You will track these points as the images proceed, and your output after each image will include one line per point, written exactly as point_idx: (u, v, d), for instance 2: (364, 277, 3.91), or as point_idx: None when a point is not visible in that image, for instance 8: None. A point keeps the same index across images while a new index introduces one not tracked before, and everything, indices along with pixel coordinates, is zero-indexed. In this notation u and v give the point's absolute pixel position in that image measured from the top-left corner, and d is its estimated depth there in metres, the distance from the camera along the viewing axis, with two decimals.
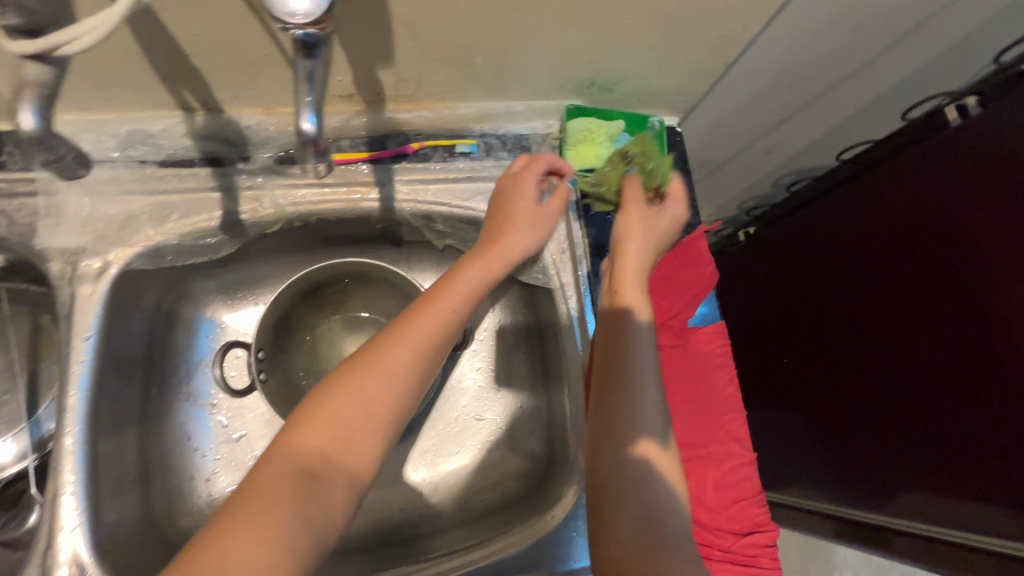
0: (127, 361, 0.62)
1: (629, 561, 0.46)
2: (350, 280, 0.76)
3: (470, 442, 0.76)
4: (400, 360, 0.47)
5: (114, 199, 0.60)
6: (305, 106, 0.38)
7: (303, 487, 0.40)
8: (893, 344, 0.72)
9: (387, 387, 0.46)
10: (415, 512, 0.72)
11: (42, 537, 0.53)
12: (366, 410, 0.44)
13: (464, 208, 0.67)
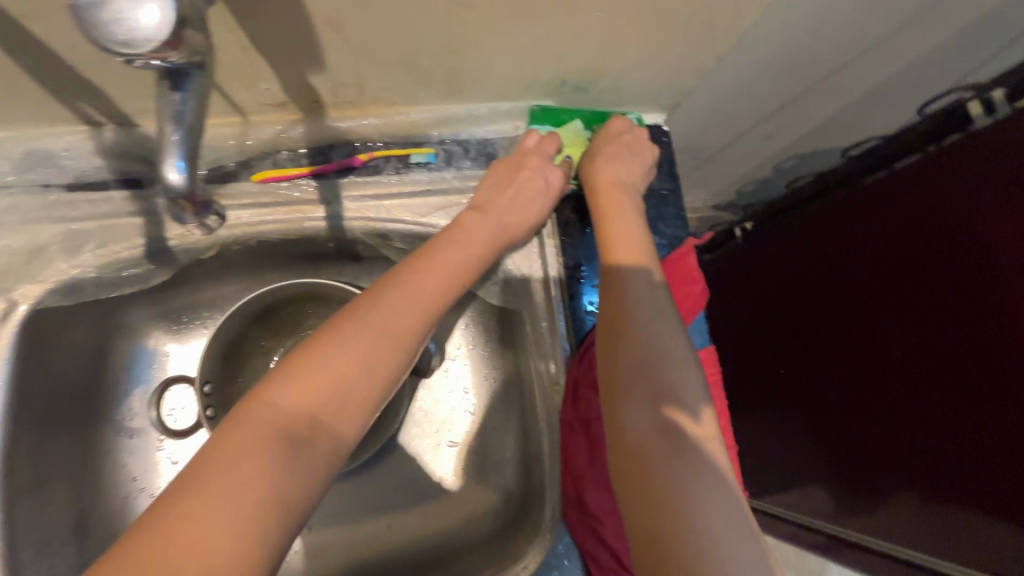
0: (48, 406, 0.56)
1: (654, 528, 0.38)
2: (307, 300, 0.70)
3: (443, 472, 0.71)
4: (397, 323, 0.44)
5: (17, 229, 0.53)
6: (171, 145, 0.32)
7: (287, 448, 0.36)
8: (875, 339, 0.66)
9: (380, 358, 0.42)
10: (383, 551, 0.67)
11: None
12: (362, 369, 0.41)
13: (423, 225, 0.60)
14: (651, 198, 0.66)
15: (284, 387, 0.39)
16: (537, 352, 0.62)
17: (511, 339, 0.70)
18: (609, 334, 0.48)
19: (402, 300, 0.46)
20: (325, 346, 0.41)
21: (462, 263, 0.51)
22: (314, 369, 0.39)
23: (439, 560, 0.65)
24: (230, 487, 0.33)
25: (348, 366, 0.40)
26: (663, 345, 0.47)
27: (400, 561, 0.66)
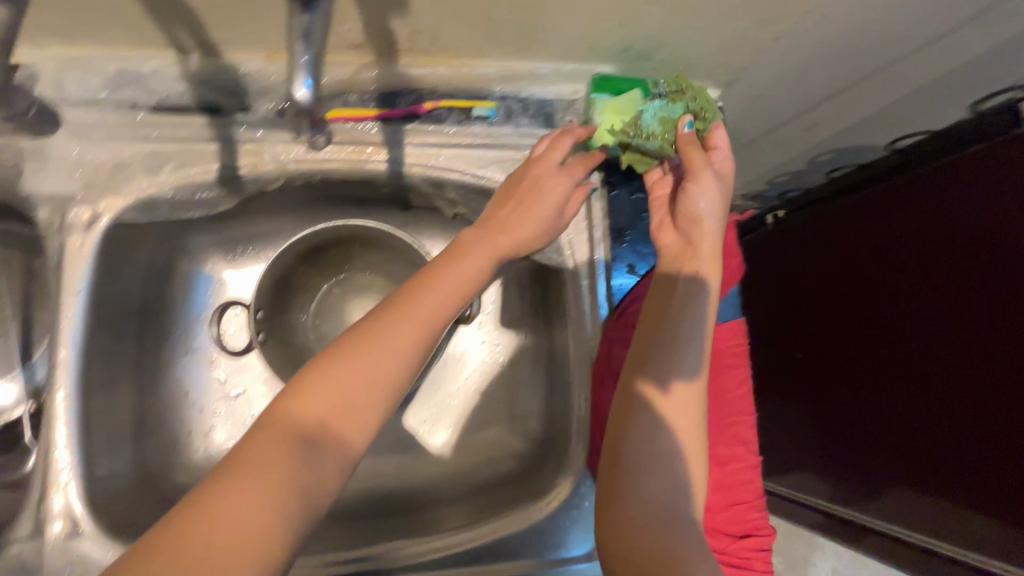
0: (117, 315, 0.60)
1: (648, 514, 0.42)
2: (358, 244, 0.72)
3: (451, 420, 0.75)
4: (406, 335, 0.42)
5: (103, 144, 0.56)
6: (302, 65, 0.39)
7: (303, 453, 0.37)
8: (908, 353, 0.65)
9: (384, 371, 0.40)
10: (407, 481, 0.72)
11: (36, 489, 0.52)
12: (374, 382, 0.39)
13: (477, 175, 0.63)
14: None
15: (292, 405, 0.38)
16: (573, 310, 0.64)
17: (543, 298, 0.72)
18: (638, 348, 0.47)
19: (415, 307, 0.43)
20: (331, 362, 0.39)
21: (477, 264, 0.47)
22: (323, 384, 0.38)
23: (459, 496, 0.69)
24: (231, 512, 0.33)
25: (356, 381, 0.39)
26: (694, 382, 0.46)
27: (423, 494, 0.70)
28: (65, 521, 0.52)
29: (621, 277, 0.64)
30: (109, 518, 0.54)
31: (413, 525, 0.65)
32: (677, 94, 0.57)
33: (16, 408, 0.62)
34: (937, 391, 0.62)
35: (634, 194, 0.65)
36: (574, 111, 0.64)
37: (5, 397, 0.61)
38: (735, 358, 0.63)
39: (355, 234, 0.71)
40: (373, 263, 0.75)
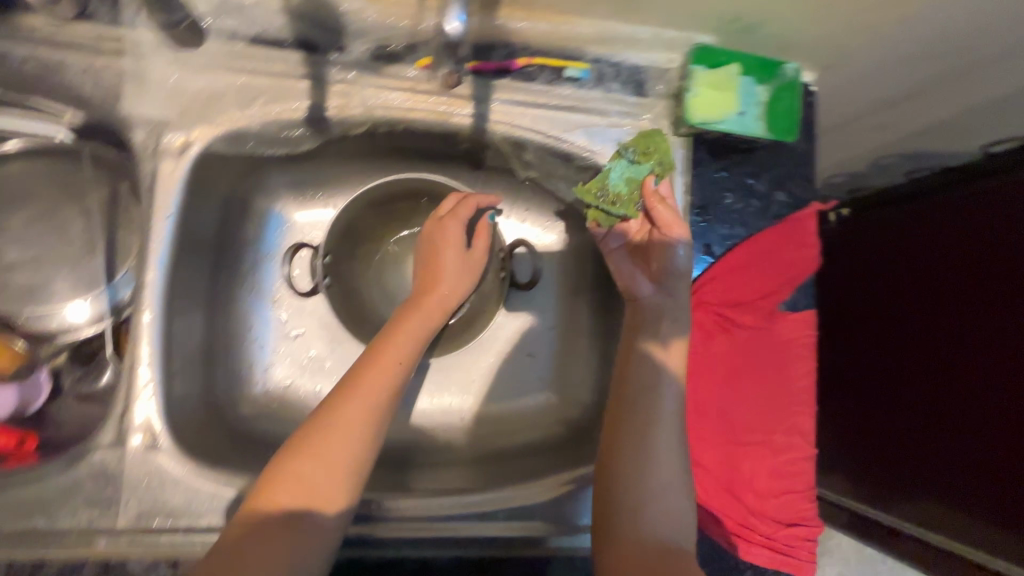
0: (198, 245, 0.61)
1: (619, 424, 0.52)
2: (427, 198, 0.73)
3: (475, 389, 0.74)
4: (354, 420, 0.49)
5: (201, 73, 0.57)
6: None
7: (289, 535, 0.45)
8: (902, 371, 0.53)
9: (339, 458, 0.47)
10: (450, 432, 0.72)
11: (118, 402, 0.54)
12: (332, 468, 0.47)
13: (561, 140, 0.62)
14: (785, 155, 0.65)
15: (278, 487, 0.46)
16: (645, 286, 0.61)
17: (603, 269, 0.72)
18: (619, 426, 0.51)
19: (369, 384, 0.51)
20: (298, 444, 0.48)
21: (411, 336, 0.55)
22: (296, 475, 0.46)
23: (501, 456, 0.69)
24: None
25: (328, 459, 0.47)
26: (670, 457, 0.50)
27: (467, 451, 0.71)
28: (144, 436, 0.54)
29: (696, 259, 0.62)
30: (182, 438, 0.56)
31: (457, 479, 0.65)
32: (642, 155, 0.58)
33: (88, 327, 0.62)
34: (923, 412, 0.50)
35: (717, 173, 0.64)
36: (667, 80, 0.62)
37: (79, 316, 0.62)
38: (804, 349, 0.63)
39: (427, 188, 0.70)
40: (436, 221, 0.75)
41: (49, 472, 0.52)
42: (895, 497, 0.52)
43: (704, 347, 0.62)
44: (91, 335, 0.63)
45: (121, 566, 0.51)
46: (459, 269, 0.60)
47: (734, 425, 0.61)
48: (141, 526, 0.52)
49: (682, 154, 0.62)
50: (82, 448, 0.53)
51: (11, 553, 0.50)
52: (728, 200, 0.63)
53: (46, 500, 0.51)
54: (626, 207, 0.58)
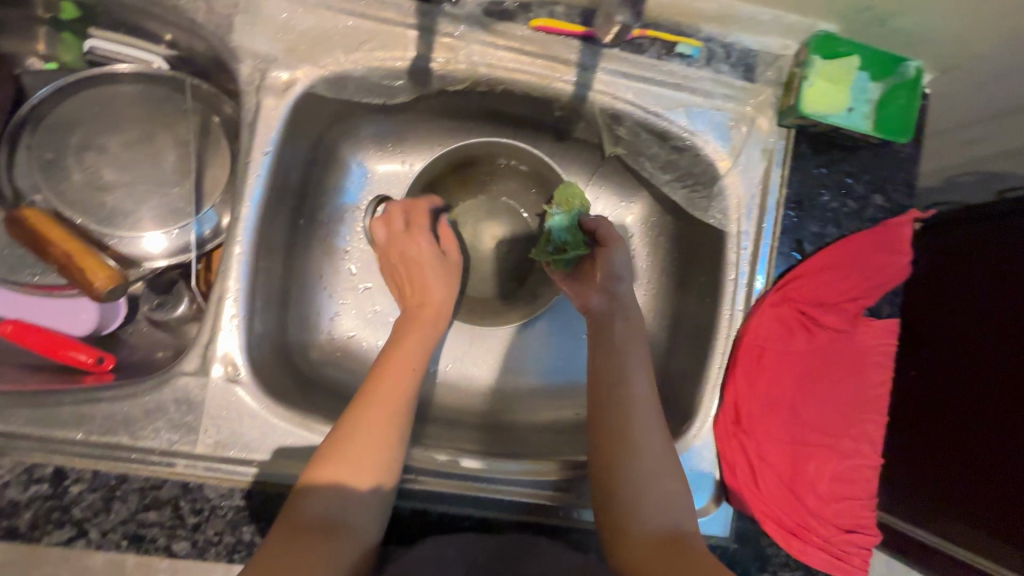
0: (286, 187, 0.61)
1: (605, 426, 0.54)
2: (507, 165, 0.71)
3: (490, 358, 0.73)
4: (378, 417, 0.51)
5: (312, 11, 0.56)
6: None
7: (325, 535, 0.46)
8: (935, 407, 0.58)
9: (371, 448, 0.49)
10: (503, 402, 0.72)
11: (203, 333, 0.55)
12: (363, 461, 0.49)
13: (661, 118, 0.60)
14: (888, 157, 0.63)
15: (312, 478, 0.47)
16: (730, 277, 0.61)
17: (680, 255, 0.70)
18: (607, 430, 0.54)
19: (390, 385, 0.53)
20: (331, 441, 0.50)
21: (418, 344, 0.58)
22: (331, 468, 0.48)
23: (558, 429, 0.68)
24: None
25: (360, 453, 0.49)
26: (656, 442, 0.53)
27: (523, 420, 0.70)
28: (225, 366, 0.55)
29: (785, 255, 0.62)
30: (260, 374, 0.56)
31: (496, 445, 0.64)
32: (567, 208, 0.66)
33: (160, 260, 0.61)
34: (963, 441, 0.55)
35: (815, 168, 0.62)
36: (777, 67, 0.61)
37: (154, 246, 0.61)
38: (882, 357, 0.62)
39: (510, 154, 0.69)
40: (512, 188, 0.74)
41: (137, 391, 0.53)
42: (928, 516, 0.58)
43: (784, 343, 0.61)
44: (162, 268, 0.62)
45: (198, 489, 0.52)
46: (439, 275, 0.65)
47: (803, 424, 0.60)
48: (218, 453, 0.53)
49: (780, 144, 0.62)
50: (168, 372, 0.54)
51: (96, 465, 0.51)
52: (824, 198, 0.62)
53: (131, 418, 0.53)
54: (573, 248, 0.66)
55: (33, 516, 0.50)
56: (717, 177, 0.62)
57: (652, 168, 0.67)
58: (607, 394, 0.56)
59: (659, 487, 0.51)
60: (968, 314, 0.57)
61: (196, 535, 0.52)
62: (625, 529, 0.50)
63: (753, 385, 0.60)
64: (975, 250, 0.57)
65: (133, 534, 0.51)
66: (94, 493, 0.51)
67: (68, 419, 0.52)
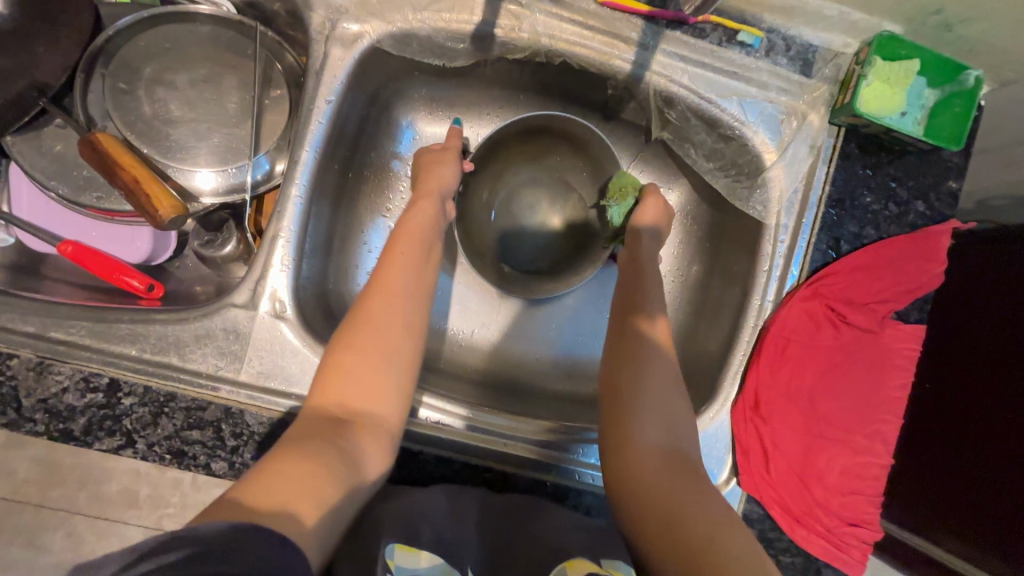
0: (342, 136, 0.63)
1: (627, 375, 0.56)
2: (558, 141, 0.73)
3: (498, 322, 0.75)
4: (380, 317, 0.53)
5: None
6: None
7: (332, 429, 0.46)
8: (938, 414, 0.60)
9: (377, 345, 0.51)
10: (523, 369, 0.74)
11: (255, 270, 0.58)
12: (370, 360, 0.50)
13: (714, 105, 0.61)
14: (935, 165, 0.63)
15: (324, 386, 0.49)
16: (764, 268, 0.63)
17: (715, 244, 0.71)
18: (618, 384, 0.57)
19: (387, 309, 0.53)
20: (331, 360, 0.50)
21: (419, 269, 0.58)
22: (342, 373, 0.49)
23: (576, 402, 0.70)
24: (294, 465, 0.40)
25: (367, 372, 0.49)
26: (666, 385, 0.55)
27: (545, 388, 0.72)
28: (274, 304, 0.57)
29: (821, 251, 0.63)
30: (304, 315, 0.59)
31: (507, 405, 0.66)
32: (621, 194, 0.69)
33: (209, 197, 0.63)
34: (965, 444, 0.57)
35: (861, 169, 0.63)
36: (835, 65, 0.62)
37: (204, 183, 0.63)
38: (903, 361, 0.63)
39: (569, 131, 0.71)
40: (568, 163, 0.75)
41: (190, 315, 0.56)
42: (929, 525, 0.58)
43: (810, 337, 0.63)
44: (213, 207, 0.63)
45: (239, 414, 0.55)
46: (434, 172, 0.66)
47: (819, 417, 0.62)
48: (260, 383, 0.56)
49: (829, 142, 0.63)
50: (219, 303, 0.57)
51: (147, 381, 0.54)
52: (866, 199, 0.63)
53: (182, 340, 0.55)
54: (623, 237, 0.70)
55: (87, 421, 0.53)
56: (763, 168, 0.63)
57: (696, 155, 0.68)
58: (624, 342, 0.60)
59: (668, 425, 0.53)
60: (979, 326, 0.58)
61: (233, 458, 0.54)
62: (630, 465, 0.50)
63: (775, 375, 0.62)
64: (987, 269, 0.59)
65: (176, 450, 0.54)
66: (144, 407, 0.54)
67: (125, 335, 0.55)
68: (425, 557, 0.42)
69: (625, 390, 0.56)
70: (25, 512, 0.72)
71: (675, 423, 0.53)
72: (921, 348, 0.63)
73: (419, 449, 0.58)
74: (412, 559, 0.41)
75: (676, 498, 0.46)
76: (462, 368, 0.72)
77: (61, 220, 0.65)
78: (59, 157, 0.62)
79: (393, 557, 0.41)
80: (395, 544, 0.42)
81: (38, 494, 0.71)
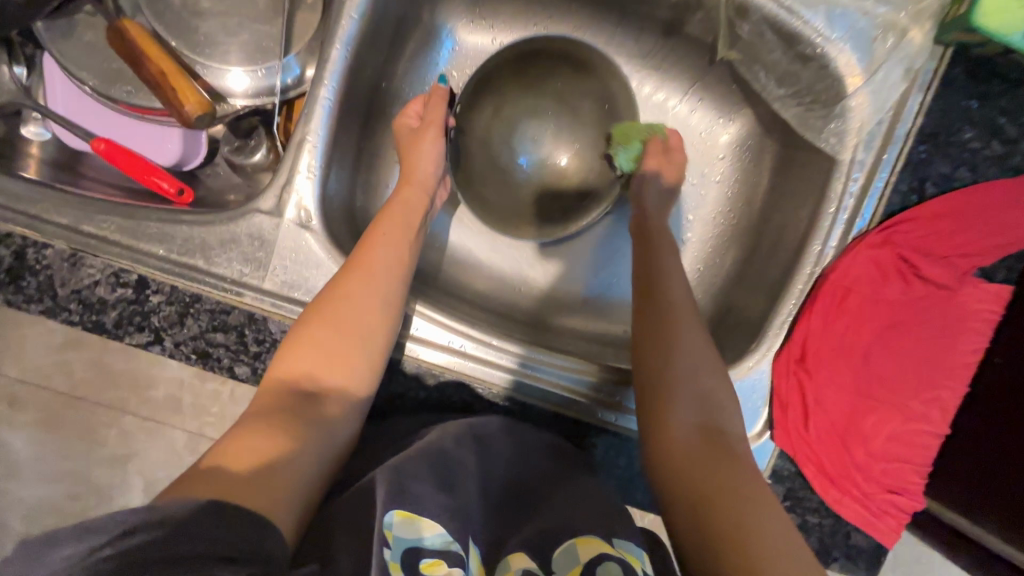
0: (378, 38, 0.59)
1: (652, 339, 0.53)
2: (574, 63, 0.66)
3: (526, 265, 0.71)
4: (355, 291, 0.50)
5: None
6: None
7: (298, 405, 0.45)
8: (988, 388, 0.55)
9: (351, 321, 0.49)
10: (551, 301, 0.70)
11: (282, 173, 0.55)
12: (340, 335, 0.49)
13: (795, 14, 0.53)
14: None
15: (290, 360, 0.47)
16: (831, 209, 0.56)
17: (777, 184, 0.64)
18: (648, 357, 0.53)
19: (363, 282, 0.51)
20: (302, 328, 0.49)
21: (403, 241, 0.55)
22: (311, 346, 0.48)
23: (606, 342, 0.67)
24: (246, 445, 0.40)
25: (336, 347, 0.48)
26: (690, 343, 0.52)
27: (576, 327, 0.69)
28: (298, 213, 0.55)
29: (900, 193, 0.56)
30: (329, 227, 0.56)
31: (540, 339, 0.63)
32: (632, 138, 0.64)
33: (241, 99, 0.61)
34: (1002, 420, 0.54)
35: (964, 100, 0.54)
36: None
37: (237, 84, 0.60)
38: (979, 323, 0.56)
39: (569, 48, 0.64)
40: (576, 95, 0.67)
41: (216, 220, 0.54)
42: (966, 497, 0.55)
43: (874, 289, 0.57)
44: (244, 110, 0.61)
45: (262, 321, 0.54)
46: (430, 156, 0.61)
47: (872, 377, 0.57)
48: (284, 293, 0.55)
49: (930, 66, 0.54)
50: (244, 209, 0.55)
51: (173, 281, 0.54)
52: (965, 136, 0.55)
53: (207, 245, 0.54)
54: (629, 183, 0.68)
55: (118, 315, 0.54)
56: (844, 95, 0.54)
57: (767, 79, 0.60)
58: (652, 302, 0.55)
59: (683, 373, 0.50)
60: None
61: (255, 364, 0.54)
62: (671, 442, 0.47)
63: (828, 326, 0.57)
64: None
65: (201, 351, 0.54)
66: (171, 306, 0.54)
67: (153, 234, 0.54)
68: (426, 527, 0.40)
69: (662, 360, 0.51)
70: (83, 408, 0.77)
71: (712, 394, 0.50)
72: (1002, 312, 0.56)
73: (438, 372, 0.57)
74: (412, 530, 0.39)
75: (712, 476, 0.44)
76: (488, 298, 0.68)
77: (95, 117, 0.64)
78: (87, 47, 0.60)
79: (390, 526, 0.39)
80: (395, 511, 0.40)
81: (93, 392, 0.75)
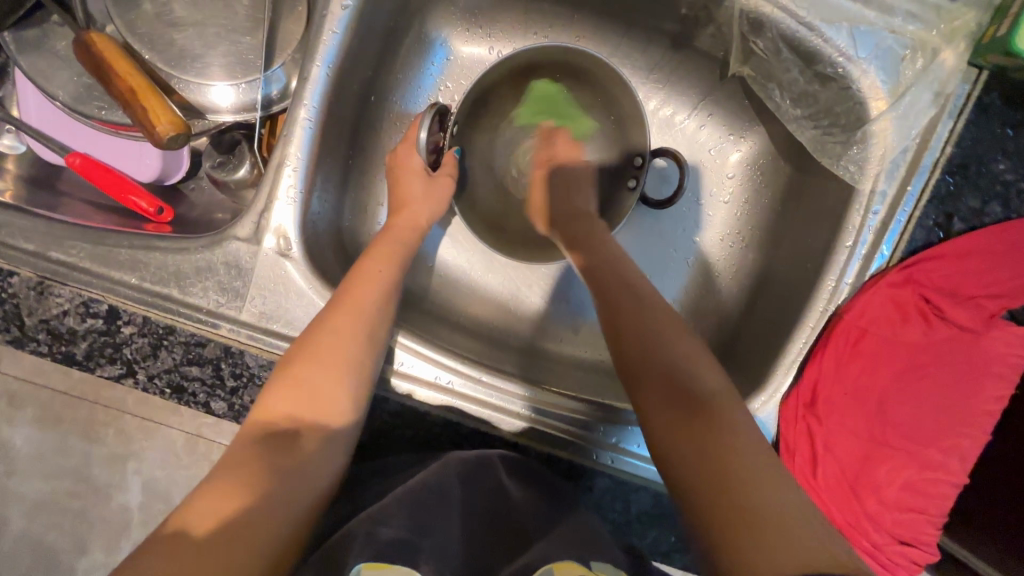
0: (365, 50, 0.55)
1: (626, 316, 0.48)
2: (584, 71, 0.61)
3: (521, 286, 0.67)
4: (345, 326, 0.47)
5: None
6: None
7: (270, 449, 0.41)
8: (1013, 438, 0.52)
9: (335, 356, 0.45)
10: (548, 327, 0.67)
11: (261, 197, 0.52)
12: (325, 375, 0.45)
13: (814, 31, 0.48)
14: None
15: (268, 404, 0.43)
16: (848, 243, 0.51)
17: (790, 208, 0.60)
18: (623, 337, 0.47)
19: (352, 318, 0.47)
20: (283, 368, 0.45)
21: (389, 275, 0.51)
22: (288, 388, 0.44)
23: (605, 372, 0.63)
24: (206, 506, 0.36)
25: (319, 387, 0.44)
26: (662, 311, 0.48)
27: (574, 355, 0.65)
28: (277, 238, 0.52)
29: (925, 226, 0.51)
30: (310, 254, 0.53)
31: (534, 371, 0.60)
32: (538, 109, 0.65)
33: (228, 115, 0.57)
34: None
35: (999, 128, 0.50)
36: None
37: (222, 99, 0.57)
38: (1009, 370, 0.51)
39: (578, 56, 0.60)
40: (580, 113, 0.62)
41: (191, 246, 0.51)
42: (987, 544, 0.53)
43: (891, 330, 0.53)
44: (231, 125, 0.58)
45: (239, 355, 0.52)
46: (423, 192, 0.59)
47: (886, 423, 0.53)
48: (261, 325, 0.51)
49: (964, 89, 0.50)
50: (221, 234, 0.52)
51: (145, 313, 0.51)
52: (998, 166, 0.50)
53: (181, 272, 0.51)
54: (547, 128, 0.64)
55: (88, 346, 0.52)
56: (866, 119, 0.50)
57: (782, 98, 0.56)
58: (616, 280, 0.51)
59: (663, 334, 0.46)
60: None
61: (232, 399, 0.52)
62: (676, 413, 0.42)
63: (840, 369, 0.53)
64: None
65: (175, 385, 0.53)
66: (143, 338, 0.52)
67: (124, 261, 0.51)
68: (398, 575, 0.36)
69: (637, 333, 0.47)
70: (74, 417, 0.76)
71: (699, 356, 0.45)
72: None
73: (427, 409, 0.55)
74: None
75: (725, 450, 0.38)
76: (483, 324, 0.65)
77: (70, 129, 0.61)
78: (58, 57, 0.57)
79: None
80: (362, 563, 0.36)
81: (92, 391, 0.75)
